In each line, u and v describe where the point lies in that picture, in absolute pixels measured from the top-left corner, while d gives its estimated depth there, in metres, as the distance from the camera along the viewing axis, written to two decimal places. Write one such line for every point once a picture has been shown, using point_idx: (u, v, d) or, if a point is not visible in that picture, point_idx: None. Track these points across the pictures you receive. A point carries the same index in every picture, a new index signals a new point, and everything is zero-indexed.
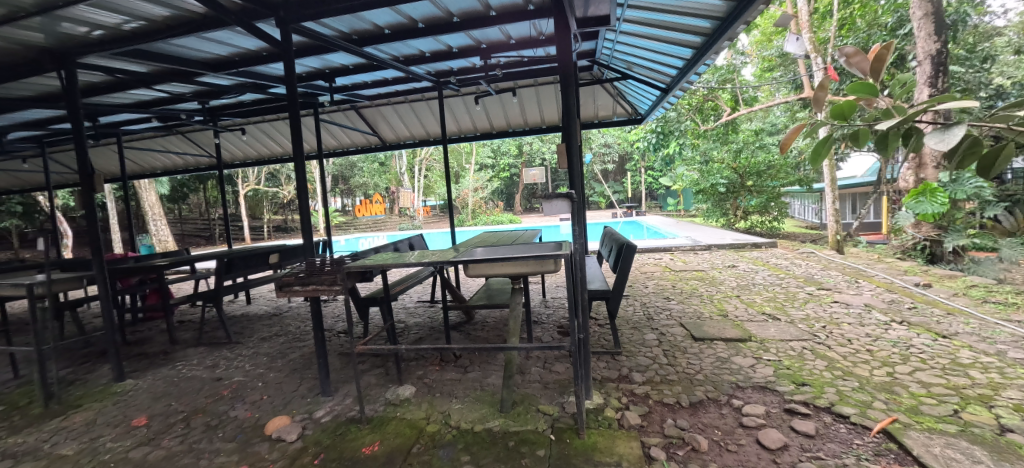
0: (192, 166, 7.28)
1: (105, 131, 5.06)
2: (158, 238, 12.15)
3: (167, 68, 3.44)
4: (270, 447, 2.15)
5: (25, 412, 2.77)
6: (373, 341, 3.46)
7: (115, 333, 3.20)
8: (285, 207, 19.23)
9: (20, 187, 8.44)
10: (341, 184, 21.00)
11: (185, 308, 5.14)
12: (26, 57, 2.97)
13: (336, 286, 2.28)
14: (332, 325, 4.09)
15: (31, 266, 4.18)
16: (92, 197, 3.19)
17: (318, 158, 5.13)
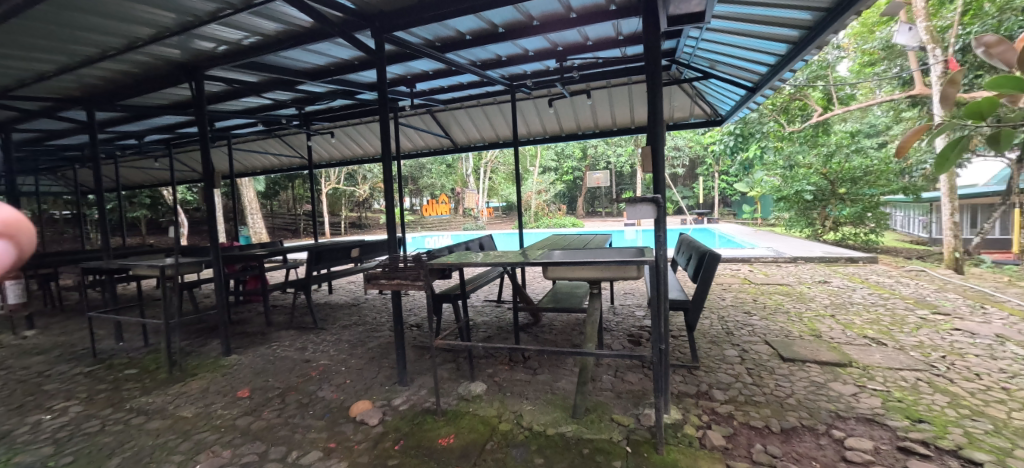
0: (285, 166, 8.07)
1: (218, 135, 5.75)
2: (254, 230, 13.62)
3: (274, 77, 3.84)
4: (354, 429, 2.30)
5: (156, 376, 3.23)
6: (445, 337, 3.59)
7: (226, 313, 3.63)
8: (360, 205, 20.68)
9: (149, 183, 9.82)
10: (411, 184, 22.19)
11: (277, 294, 5.73)
12: (165, 71, 3.46)
13: (419, 281, 2.39)
14: (406, 318, 4.31)
15: (160, 250, 4.86)
16: (211, 192, 3.65)
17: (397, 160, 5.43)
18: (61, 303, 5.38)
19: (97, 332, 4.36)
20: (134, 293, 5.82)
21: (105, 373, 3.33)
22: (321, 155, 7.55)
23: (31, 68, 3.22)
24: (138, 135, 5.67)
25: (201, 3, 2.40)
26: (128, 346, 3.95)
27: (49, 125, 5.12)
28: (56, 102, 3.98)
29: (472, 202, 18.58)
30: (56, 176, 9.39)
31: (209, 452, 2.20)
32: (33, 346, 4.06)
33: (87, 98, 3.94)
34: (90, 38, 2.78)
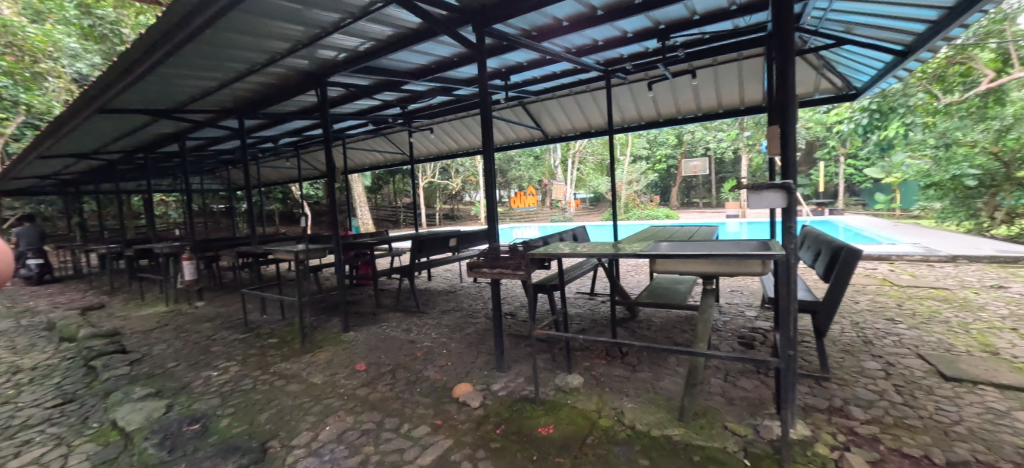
0: (389, 162, 8.82)
1: (336, 135, 6.45)
2: (363, 222, 15.16)
3: (383, 79, 4.17)
4: (458, 409, 2.46)
5: (292, 345, 3.76)
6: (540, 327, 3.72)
7: (345, 295, 4.08)
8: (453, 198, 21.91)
9: (282, 180, 11.46)
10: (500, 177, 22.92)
11: (385, 278, 6.34)
12: (297, 80, 3.95)
13: (519, 271, 2.44)
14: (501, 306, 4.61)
15: (292, 237, 5.63)
16: (333, 186, 4.10)
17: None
18: (222, 280, 6.54)
19: (247, 306, 5.22)
20: (273, 275, 6.86)
21: (255, 340, 3.97)
22: (420, 151, 8.11)
23: (200, 86, 3.88)
24: (275, 139, 6.60)
25: (327, 16, 2.67)
26: (270, 319, 4.66)
27: (211, 132, 6.18)
28: (217, 113, 4.77)
29: (559, 195, 18.53)
30: (217, 176, 11.41)
31: (336, 416, 2.51)
32: (204, 315, 5.00)
33: (239, 108, 4.67)
34: (242, 56, 3.27)
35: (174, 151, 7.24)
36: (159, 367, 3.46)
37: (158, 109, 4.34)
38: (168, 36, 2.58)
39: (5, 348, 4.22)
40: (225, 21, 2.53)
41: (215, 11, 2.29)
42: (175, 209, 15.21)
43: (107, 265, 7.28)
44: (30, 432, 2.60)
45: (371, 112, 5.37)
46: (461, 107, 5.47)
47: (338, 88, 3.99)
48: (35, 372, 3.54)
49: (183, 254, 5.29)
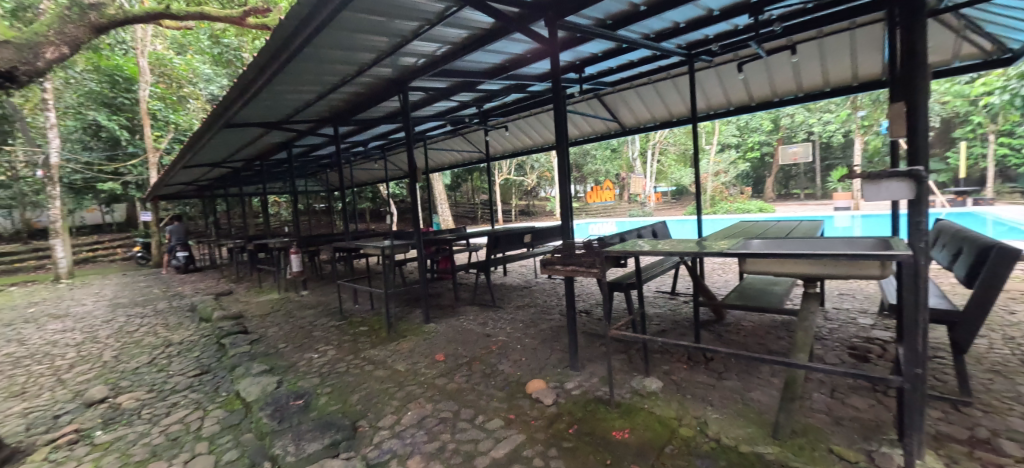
0: (466, 161, 9.18)
1: (418, 137, 6.85)
2: (443, 218, 15.98)
3: (459, 81, 4.33)
4: (531, 405, 2.50)
5: (380, 333, 4.09)
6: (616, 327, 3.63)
7: (426, 288, 4.33)
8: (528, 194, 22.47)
9: (372, 180, 12.51)
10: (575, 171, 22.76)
11: (463, 273, 6.65)
12: (381, 88, 4.24)
13: (594, 268, 2.38)
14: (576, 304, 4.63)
15: (381, 234, 6.11)
16: (415, 185, 4.35)
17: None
18: (322, 272, 7.34)
19: (344, 295, 5.79)
20: (365, 268, 7.55)
21: (349, 327, 4.39)
22: (495, 149, 8.32)
23: (302, 99, 4.35)
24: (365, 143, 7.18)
25: (406, 25, 2.82)
26: (362, 308, 5.12)
27: (312, 140, 6.91)
28: (316, 122, 5.32)
29: (638, 188, 17.70)
30: (319, 179, 12.81)
31: (417, 403, 2.68)
32: (308, 302, 5.65)
33: (333, 116, 5.15)
34: (335, 70, 3.59)
35: (284, 158, 8.25)
36: (273, 347, 3.98)
37: (269, 122, 4.95)
38: (275, 56, 2.92)
39: (163, 325, 5.16)
40: (320, 39, 2.78)
41: (312, 29, 2.52)
42: (286, 209, 17.37)
43: (234, 257, 8.54)
44: (180, 396, 3.16)
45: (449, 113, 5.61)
46: (534, 103, 5.49)
47: (419, 92, 4.22)
48: (183, 346, 4.28)
49: (291, 249, 6.01)
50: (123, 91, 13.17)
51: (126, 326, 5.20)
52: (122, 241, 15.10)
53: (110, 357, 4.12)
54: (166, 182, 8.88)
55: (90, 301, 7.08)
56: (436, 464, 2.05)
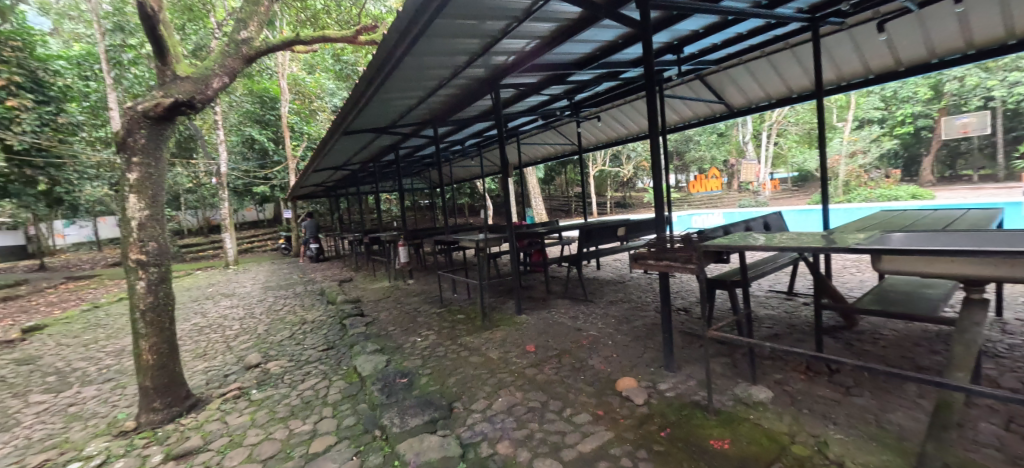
0: (558, 154, 9.20)
1: (511, 132, 7.05)
2: (537, 212, 16.03)
3: (549, 75, 4.34)
4: (620, 403, 2.45)
5: (476, 321, 4.33)
6: (719, 328, 3.35)
7: (518, 280, 4.46)
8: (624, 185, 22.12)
9: (470, 177, 13.22)
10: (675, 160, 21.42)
11: (555, 266, 6.72)
12: (475, 88, 4.44)
13: (691, 264, 2.24)
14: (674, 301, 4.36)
15: (477, 228, 6.44)
16: (507, 181, 4.49)
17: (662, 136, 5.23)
18: (425, 263, 8.01)
19: (444, 285, 6.26)
20: (464, 260, 8.05)
21: (448, 314, 4.73)
22: (588, 140, 8.19)
23: (406, 105, 4.75)
24: (462, 141, 7.59)
25: (495, 25, 2.90)
26: (460, 297, 5.47)
27: (415, 141, 7.52)
28: (419, 125, 5.77)
29: (750, 174, 15.90)
30: (423, 177, 13.95)
31: (508, 390, 2.79)
32: (414, 290, 6.23)
33: (433, 118, 5.53)
34: (433, 75, 3.84)
35: (393, 159, 9.13)
36: (384, 329, 4.47)
37: (379, 127, 5.51)
38: (381, 68, 3.22)
39: (301, 305, 6.12)
40: (418, 47, 2.99)
41: (410, 40, 2.72)
42: (395, 205, 19.26)
43: (354, 248, 9.75)
44: (312, 366, 3.73)
45: (540, 107, 5.66)
46: (628, 91, 5.26)
47: (510, 89, 4.33)
48: (315, 324, 5.03)
49: (400, 241, 6.64)
50: (270, 109, 15.81)
51: (276, 305, 6.29)
52: (272, 235, 18.22)
53: (263, 330, 5.02)
54: (302, 184, 10.45)
55: (251, 283, 8.71)
56: (524, 451, 2.14)
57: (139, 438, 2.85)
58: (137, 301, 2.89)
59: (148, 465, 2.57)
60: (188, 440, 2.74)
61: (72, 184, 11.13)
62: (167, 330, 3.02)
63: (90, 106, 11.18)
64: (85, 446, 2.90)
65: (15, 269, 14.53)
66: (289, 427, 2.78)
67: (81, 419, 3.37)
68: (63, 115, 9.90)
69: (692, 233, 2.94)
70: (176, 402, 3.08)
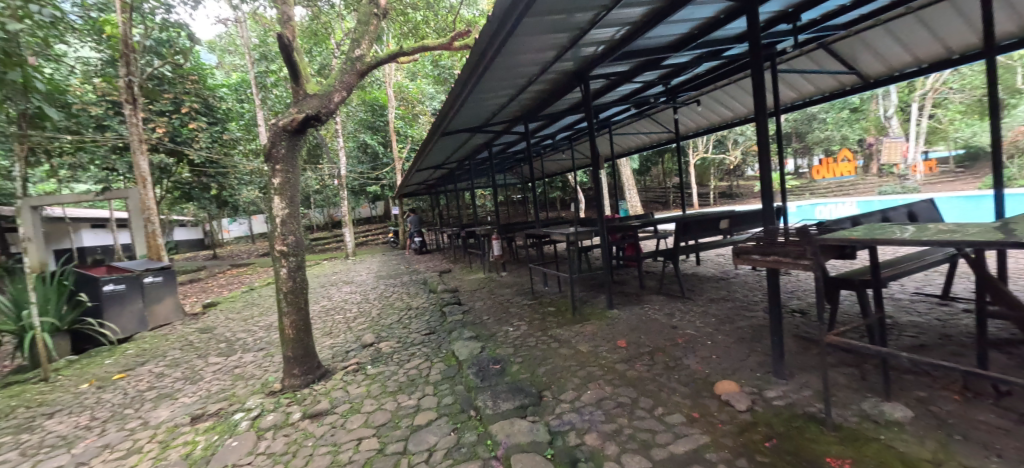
0: (654, 143, 8.79)
1: (602, 124, 6.93)
2: (631, 205, 14.94)
3: (642, 61, 4.18)
4: (719, 407, 2.33)
5: (566, 314, 4.40)
6: (844, 334, 2.95)
7: (609, 274, 4.42)
8: (732, 173, 21.82)
9: (560, 170, 13.29)
10: (795, 142, 19.23)
11: (649, 261, 6.50)
12: (564, 81, 4.45)
13: (804, 260, 2.04)
14: (787, 301, 3.94)
15: (567, 221, 6.48)
16: (598, 174, 4.44)
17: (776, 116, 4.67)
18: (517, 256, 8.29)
19: (535, 278, 6.44)
20: (554, 254, 8.17)
21: (539, 306, 4.87)
22: (687, 127, 7.69)
23: (497, 104, 4.95)
24: (553, 135, 7.66)
25: (585, 16, 2.88)
26: (551, 290, 5.59)
27: (507, 138, 7.78)
28: (510, 122, 5.97)
29: (893, 154, 13.18)
30: (515, 173, 14.40)
31: (597, 383, 2.81)
32: (507, 282, 6.52)
33: (524, 115, 5.68)
34: (523, 72, 3.93)
35: (486, 157, 9.58)
36: (480, 317, 4.78)
37: (474, 126, 5.82)
38: (475, 69, 3.39)
39: (407, 293, 6.79)
40: (508, 48, 3.10)
41: (500, 42, 2.84)
42: (488, 200, 20.13)
43: (452, 242, 10.47)
44: (417, 348, 4.15)
45: (633, 95, 5.47)
46: (733, 70, 4.82)
47: (600, 79, 4.27)
48: (419, 310, 5.55)
49: (493, 235, 6.97)
50: (380, 116, 17.63)
51: (387, 291, 7.08)
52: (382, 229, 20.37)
53: (377, 313, 5.70)
54: (406, 183, 11.49)
55: (367, 272, 9.89)
56: (612, 445, 2.14)
57: (284, 398, 3.46)
58: (282, 284, 3.49)
59: (291, 420, 3.12)
60: (319, 403, 3.26)
61: (235, 189, 13.70)
62: (304, 310, 3.60)
63: (246, 124, 13.61)
64: (247, 400, 3.62)
65: (200, 256, 18.45)
66: (398, 400, 3.14)
67: (244, 378, 4.19)
68: (227, 133, 12.25)
69: (810, 225, 2.65)
70: (311, 370, 3.67)
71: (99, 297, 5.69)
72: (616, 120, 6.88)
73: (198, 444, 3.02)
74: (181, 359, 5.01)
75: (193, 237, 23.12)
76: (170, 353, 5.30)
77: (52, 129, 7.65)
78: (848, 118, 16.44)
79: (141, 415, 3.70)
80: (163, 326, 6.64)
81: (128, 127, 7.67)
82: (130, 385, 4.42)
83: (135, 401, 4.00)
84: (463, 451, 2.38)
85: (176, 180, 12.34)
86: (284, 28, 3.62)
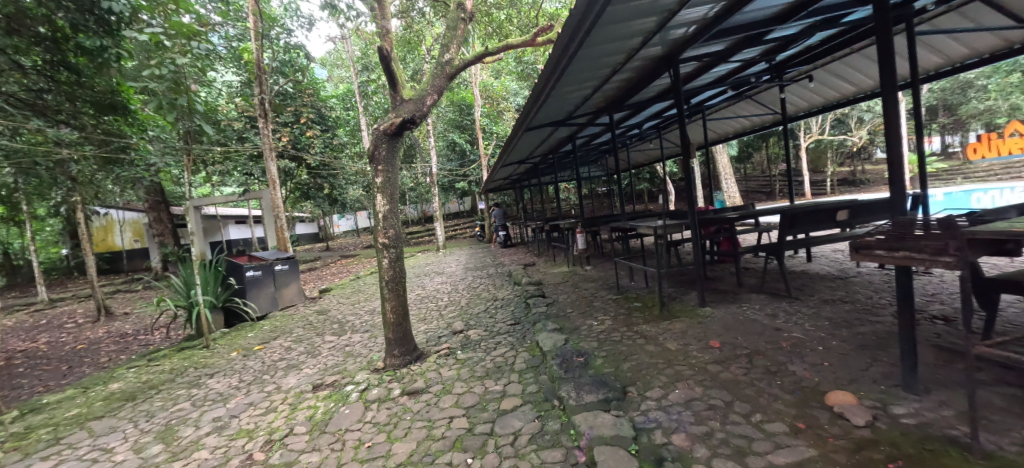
0: (757, 127, 7.97)
1: (695, 109, 6.51)
2: (728, 195, 13.56)
3: (741, 37, 3.85)
4: (831, 420, 2.10)
5: (653, 310, 4.26)
6: (1005, 348, 2.46)
7: (702, 270, 4.18)
8: (853, 157, 19.35)
9: (647, 161, 12.73)
10: (942, 117, 16.13)
11: (749, 257, 5.96)
12: (651, 68, 4.27)
13: (946, 258, 1.76)
14: (925, 305, 3.38)
15: (655, 214, 6.22)
16: (689, 163, 4.21)
17: (914, 87, 3.89)
18: (602, 250, 8.16)
19: (620, 272, 6.30)
20: (641, 249, 7.90)
21: (624, 301, 4.77)
22: (798, 106, 6.90)
23: (581, 97, 4.92)
24: (639, 125, 7.38)
25: None
26: (637, 285, 5.43)
27: (591, 130, 7.65)
28: (594, 114, 5.89)
29: None
30: (599, 165, 14.14)
31: (686, 383, 2.70)
32: (591, 276, 6.48)
33: (608, 106, 5.57)
34: (607, 62, 3.85)
35: (570, 150, 9.54)
36: (563, 310, 4.83)
37: (557, 120, 5.84)
38: (558, 63, 3.41)
39: (493, 284, 7.09)
40: (593, 39, 3.07)
41: (584, 33, 2.83)
42: (571, 194, 20.00)
43: (535, 236, 10.64)
44: (502, 337, 4.34)
45: (730, 76, 5.06)
46: (855, 37, 4.23)
47: (693, 61, 4.04)
48: (504, 301, 5.78)
49: (577, 229, 6.95)
50: (467, 115, 18.48)
51: (475, 282, 7.47)
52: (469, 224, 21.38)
53: (466, 302, 6.06)
54: (492, 178, 11.90)
55: (456, 263, 10.50)
56: (702, 448, 2.06)
57: (386, 375, 3.87)
58: (384, 273, 3.89)
59: (392, 395, 3.49)
60: (416, 382, 3.59)
61: (342, 188, 15.42)
62: (402, 297, 3.96)
63: (352, 129, 15.30)
64: (356, 374, 4.11)
65: (317, 248, 21.17)
66: (485, 385, 3.34)
67: (354, 355, 4.76)
68: (336, 138, 13.86)
69: (957, 216, 2.27)
70: (408, 352, 4.05)
71: (243, 280, 6.88)
72: (710, 104, 6.42)
73: (318, 409, 3.53)
74: (304, 336, 5.85)
75: (310, 231, 26.55)
76: (296, 330, 6.21)
77: (209, 142, 9.31)
78: (1022, 81, 13.08)
79: (275, 380, 4.42)
80: (290, 307, 7.79)
81: (262, 138, 9.05)
82: (267, 355, 5.29)
83: (271, 369, 4.78)
84: (546, 438, 2.47)
85: (297, 183, 14.26)
86: (383, 41, 3.98)
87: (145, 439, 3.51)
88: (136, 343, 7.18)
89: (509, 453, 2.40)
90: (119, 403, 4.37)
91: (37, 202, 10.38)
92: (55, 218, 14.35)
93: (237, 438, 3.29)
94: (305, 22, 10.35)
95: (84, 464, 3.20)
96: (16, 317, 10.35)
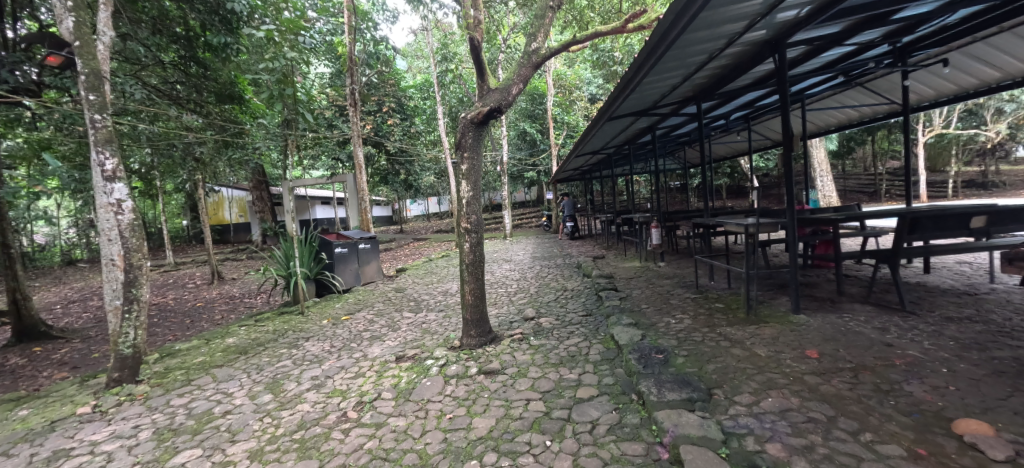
0: (867, 118, 7.12)
1: (793, 98, 5.97)
2: (823, 194, 12.25)
3: (863, 17, 3.47)
4: (959, 450, 1.89)
5: (737, 313, 4.04)
6: None
7: (797, 274, 3.87)
8: (986, 154, 16.70)
9: (730, 155, 11.94)
10: None
11: (852, 264, 5.39)
12: (752, 53, 3.98)
13: None
14: None
15: (741, 212, 5.84)
16: (790, 157, 3.88)
17: None
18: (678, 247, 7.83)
19: (698, 271, 6.02)
20: (722, 249, 7.46)
21: (704, 301, 4.57)
22: (923, 93, 6.04)
23: (668, 85, 4.72)
24: (726, 115, 6.94)
25: None
26: (718, 285, 5.17)
27: (673, 120, 7.31)
28: (679, 103, 5.63)
29: None
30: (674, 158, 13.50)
31: (779, 392, 2.55)
32: (666, 272, 6.28)
33: (696, 95, 5.31)
34: (703, 49, 3.66)
35: (646, 141, 9.21)
36: (638, 305, 4.74)
37: (640, 110, 5.64)
38: (655, 48, 3.27)
39: (562, 275, 7.12)
40: (694, 24, 2.92)
41: (686, 19, 2.72)
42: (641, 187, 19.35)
43: (605, 229, 10.48)
44: (575, 327, 4.37)
45: (842, 61, 4.58)
46: (1008, 14, 3.66)
47: (802, 45, 3.72)
48: (574, 292, 5.81)
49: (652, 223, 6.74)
50: (538, 104, 18.52)
51: (542, 272, 7.56)
52: (535, 215, 21.47)
53: (535, 291, 6.16)
54: (563, 169, 11.85)
55: (524, 252, 10.64)
56: (801, 461, 1.94)
57: (463, 354, 4.08)
58: (465, 256, 4.07)
59: (469, 373, 3.67)
60: (491, 363, 3.75)
61: (417, 175, 16.19)
62: (480, 280, 4.12)
63: (428, 118, 16.00)
64: (434, 350, 4.38)
65: (391, 231, 22.51)
66: (560, 373, 3.40)
67: (430, 332, 5.06)
68: (413, 127, 14.58)
69: None
70: (483, 334, 4.23)
71: (333, 256, 7.60)
72: (812, 93, 5.85)
73: (402, 378, 3.82)
74: (384, 311, 6.32)
75: (384, 214, 28.39)
76: (376, 304, 6.74)
77: (306, 129, 10.25)
78: None
79: (362, 349, 4.84)
80: (370, 283, 8.46)
81: (350, 125, 9.75)
82: (354, 325, 5.80)
83: (358, 338, 5.24)
84: (626, 431, 2.47)
85: (377, 168, 15.26)
86: (473, 32, 4.09)
87: (257, 388, 4.03)
88: (243, 305, 8.24)
89: (587, 440, 2.44)
90: (234, 355, 5.05)
91: (169, 179, 12.14)
92: (180, 194, 16.72)
93: (333, 396, 3.66)
94: (391, 15, 10.98)
95: (212, 404, 3.76)
96: (152, 276, 12.32)
